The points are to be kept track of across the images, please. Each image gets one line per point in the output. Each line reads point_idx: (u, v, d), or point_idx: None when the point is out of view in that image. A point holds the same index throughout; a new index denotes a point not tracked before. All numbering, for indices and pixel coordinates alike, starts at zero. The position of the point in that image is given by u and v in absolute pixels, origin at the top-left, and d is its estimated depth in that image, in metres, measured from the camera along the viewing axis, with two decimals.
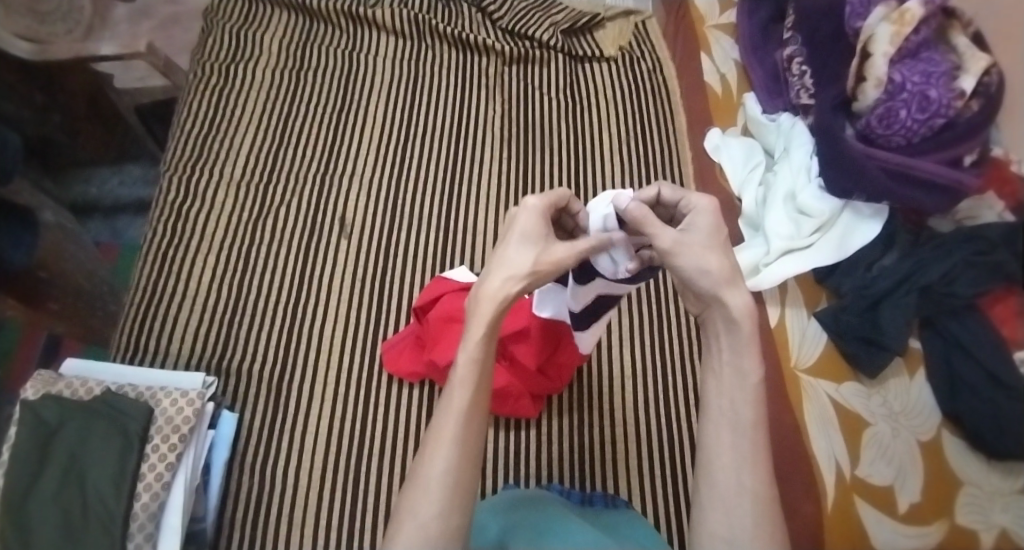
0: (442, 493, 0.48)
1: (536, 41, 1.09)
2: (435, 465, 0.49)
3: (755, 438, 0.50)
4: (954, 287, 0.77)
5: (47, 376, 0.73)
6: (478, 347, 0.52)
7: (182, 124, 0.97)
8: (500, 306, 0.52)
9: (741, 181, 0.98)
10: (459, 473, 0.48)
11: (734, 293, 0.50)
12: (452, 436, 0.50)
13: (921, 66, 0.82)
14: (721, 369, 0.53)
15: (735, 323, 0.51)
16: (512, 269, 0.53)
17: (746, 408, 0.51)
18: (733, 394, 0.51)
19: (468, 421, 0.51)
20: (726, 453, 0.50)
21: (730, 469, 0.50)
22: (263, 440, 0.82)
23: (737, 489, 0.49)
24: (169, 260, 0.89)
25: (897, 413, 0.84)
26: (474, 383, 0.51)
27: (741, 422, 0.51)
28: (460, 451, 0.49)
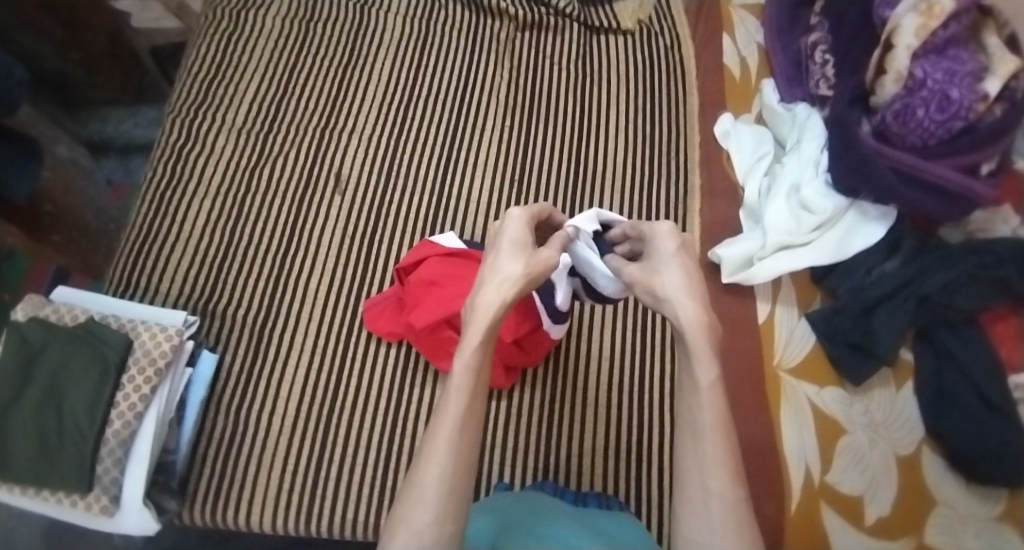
0: (440, 496, 0.49)
1: (553, 8, 1.06)
2: (430, 471, 0.50)
3: (717, 443, 0.52)
4: (954, 302, 0.81)
5: (39, 299, 0.76)
6: (474, 353, 0.54)
7: (190, 67, 0.98)
8: (495, 310, 0.55)
9: (746, 170, 0.94)
10: (455, 478, 0.50)
11: (684, 307, 0.55)
12: (447, 441, 0.51)
13: (945, 64, 0.77)
14: (684, 380, 0.55)
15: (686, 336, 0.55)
16: (503, 274, 0.56)
17: (704, 413, 0.53)
18: (694, 403, 0.54)
19: (464, 423, 0.53)
20: (690, 458, 0.53)
21: (698, 474, 0.52)
22: (241, 384, 0.85)
23: (704, 493, 0.51)
24: (166, 201, 0.91)
25: (878, 423, 0.84)
26: (470, 388, 0.53)
27: (701, 428, 0.53)
28: (455, 458, 0.51)
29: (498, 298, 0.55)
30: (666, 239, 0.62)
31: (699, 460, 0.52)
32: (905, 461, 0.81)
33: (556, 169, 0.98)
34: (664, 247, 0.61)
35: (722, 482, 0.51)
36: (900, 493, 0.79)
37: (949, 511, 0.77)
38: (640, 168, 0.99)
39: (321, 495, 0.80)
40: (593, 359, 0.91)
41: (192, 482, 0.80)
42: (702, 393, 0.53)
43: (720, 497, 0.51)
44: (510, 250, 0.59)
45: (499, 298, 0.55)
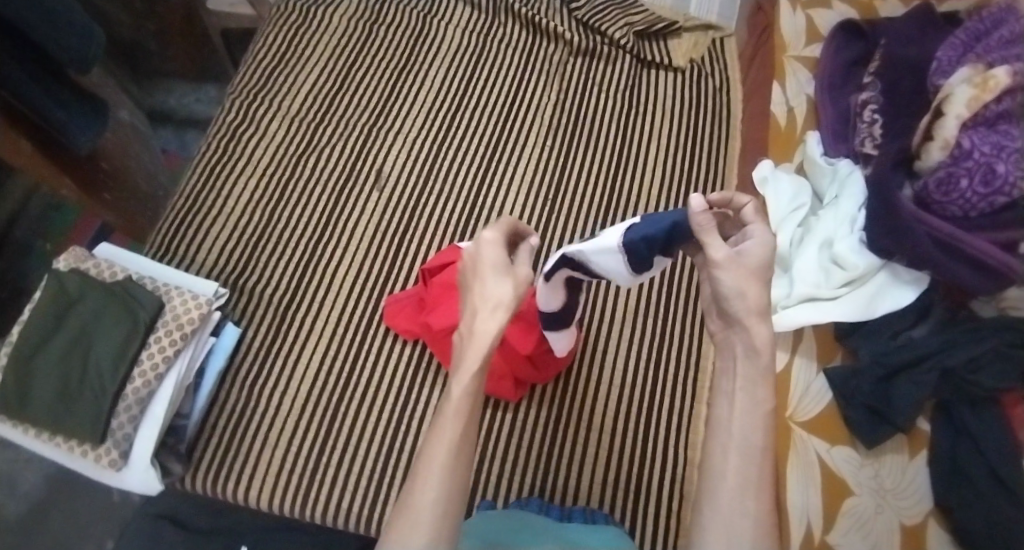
0: (433, 521, 0.46)
1: (607, 37, 1.08)
2: (425, 493, 0.47)
3: (763, 465, 0.47)
4: (980, 378, 0.79)
5: (80, 252, 0.79)
6: (472, 382, 0.50)
7: (255, 53, 1.02)
8: (491, 341, 0.51)
9: (781, 219, 0.93)
10: (450, 500, 0.47)
11: (761, 324, 0.49)
12: (439, 467, 0.47)
13: (994, 137, 0.77)
14: (729, 393, 0.50)
15: (757, 351, 0.49)
16: (490, 302, 0.52)
17: (756, 433, 0.48)
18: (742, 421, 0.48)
19: (460, 446, 0.49)
20: (730, 476, 0.47)
21: (735, 493, 0.46)
22: (259, 360, 0.87)
23: (743, 513, 0.45)
24: (215, 176, 0.95)
25: (886, 489, 0.83)
26: (467, 414, 0.50)
27: (751, 447, 0.47)
28: (450, 481, 0.47)
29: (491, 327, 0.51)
30: (758, 246, 0.51)
31: (741, 481, 0.46)
32: (910, 530, 0.80)
33: (593, 194, 0.99)
34: (750, 252, 0.51)
35: (760, 506, 0.46)
36: None
37: None
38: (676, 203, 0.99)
39: (320, 479, 0.82)
40: (604, 384, 0.92)
41: (199, 448, 0.82)
42: (756, 413, 0.48)
43: (756, 521, 0.45)
44: (493, 272, 0.54)
45: (494, 326, 0.51)
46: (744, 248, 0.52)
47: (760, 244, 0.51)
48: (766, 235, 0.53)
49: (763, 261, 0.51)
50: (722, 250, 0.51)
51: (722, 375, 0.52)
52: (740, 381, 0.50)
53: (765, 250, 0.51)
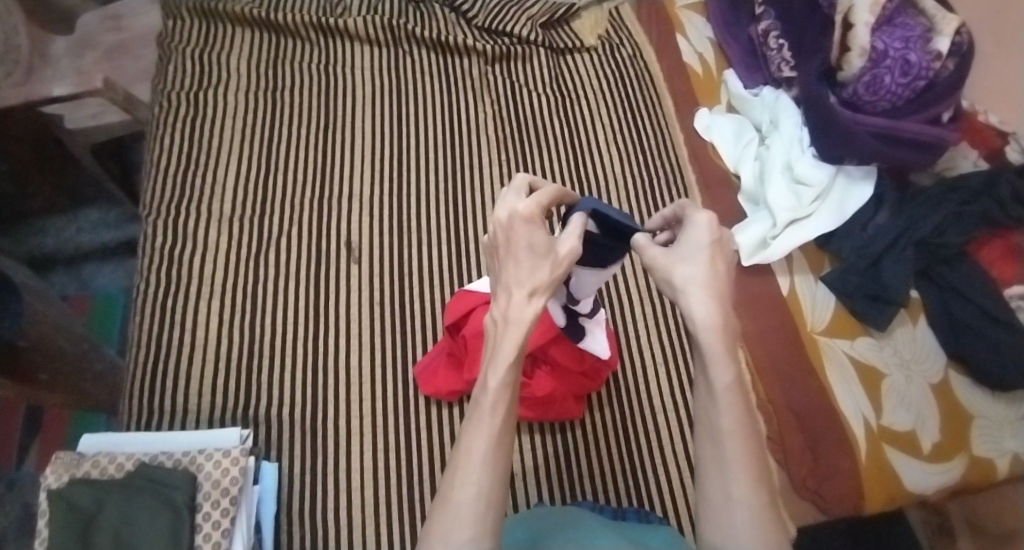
0: (477, 516, 0.42)
1: (514, 37, 1.08)
2: (467, 488, 0.43)
3: (740, 444, 0.44)
4: (945, 239, 0.88)
5: (68, 457, 0.68)
6: (510, 370, 0.46)
7: (157, 163, 0.91)
8: (527, 327, 0.47)
9: (736, 157, 1.00)
10: (490, 494, 0.43)
11: (699, 304, 0.46)
12: (480, 457, 0.44)
13: (899, 32, 0.88)
14: (698, 375, 0.47)
15: (702, 328, 0.46)
16: (529, 283, 0.48)
17: (724, 413, 0.45)
18: (709, 403, 0.46)
19: (501, 440, 0.45)
20: (712, 463, 0.45)
21: (719, 482, 0.44)
22: (307, 485, 0.78)
23: (728, 502, 0.43)
24: (169, 310, 0.84)
25: (908, 360, 0.91)
26: (505, 404, 0.46)
27: (721, 430, 0.45)
28: (492, 471, 0.44)
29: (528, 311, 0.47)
30: (699, 232, 0.49)
31: (720, 465, 0.44)
32: (939, 388, 0.88)
33: None
34: (689, 241, 0.49)
35: (746, 489, 0.43)
36: (943, 419, 0.86)
37: (987, 422, 0.86)
38: (637, 175, 1.03)
39: None
40: (642, 363, 0.91)
41: None
42: (720, 391, 0.45)
43: (748, 508, 0.42)
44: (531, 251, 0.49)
45: (529, 310, 0.47)
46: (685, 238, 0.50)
47: (694, 227, 0.49)
48: (704, 219, 0.49)
49: (703, 247, 0.48)
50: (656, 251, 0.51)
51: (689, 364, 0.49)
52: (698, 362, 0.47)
53: (704, 234, 0.48)
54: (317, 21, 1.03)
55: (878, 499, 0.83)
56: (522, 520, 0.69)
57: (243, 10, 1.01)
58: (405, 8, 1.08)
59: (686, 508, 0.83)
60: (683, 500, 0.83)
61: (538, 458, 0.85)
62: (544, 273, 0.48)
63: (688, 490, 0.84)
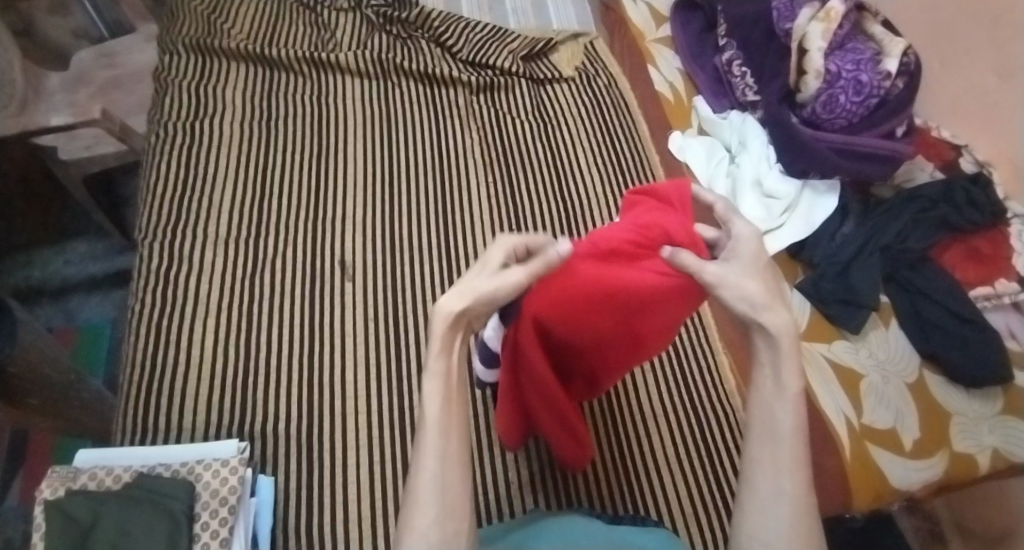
0: (436, 498, 0.48)
1: (498, 69, 1.16)
2: (423, 475, 0.49)
3: (797, 447, 0.51)
4: (908, 244, 0.92)
5: (64, 471, 0.68)
6: (439, 361, 0.49)
7: (153, 189, 0.94)
8: (450, 325, 0.48)
9: (710, 174, 1.06)
10: (446, 479, 0.49)
11: (775, 318, 0.50)
12: (434, 452, 0.49)
13: (850, 55, 0.96)
14: (759, 377, 0.53)
15: (777, 345, 0.51)
16: (466, 287, 0.48)
17: (787, 418, 0.51)
18: (775, 406, 0.51)
19: (446, 427, 0.50)
20: (767, 462, 0.51)
21: (772, 476, 0.51)
22: (303, 499, 0.77)
23: (777, 496, 0.50)
24: (163, 329, 0.85)
25: (883, 360, 0.91)
26: (446, 395, 0.50)
27: (782, 432, 0.51)
28: (443, 463, 0.49)
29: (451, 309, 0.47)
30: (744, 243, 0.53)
31: (774, 463, 0.51)
32: (915, 386, 0.89)
33: (547, 209, 1.04)
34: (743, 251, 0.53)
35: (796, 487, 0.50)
36: (921, 416, 0.86)
37: (963, 417, 0.86)
38: (618, 192, 1.07)
39: None
40: (629, 374, 0.93)
41: None
42: (786, 399, 0.51)
43: (791, 504, 0.50)
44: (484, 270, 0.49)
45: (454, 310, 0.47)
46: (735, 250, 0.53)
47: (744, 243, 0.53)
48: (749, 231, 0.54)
49: (755, 260, 0.52)
50: (717, 267, 0.50)
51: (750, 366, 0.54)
52: (768, 367, 0.52)
53: (754, 245, 0.53)
54: (309, 56, 1.09)
55: (865, 495, 0.82)
56: (520, 523, 0.67)
57: (239, 46, 1.07)
58: (394, 44, 1.16)
59: (682, 511, 0.84)
60: (677, 504, 0.84)
61: (534, 467, 0.85)
62: (475, 290, 0.48)
63: (682, 492, 0.85)
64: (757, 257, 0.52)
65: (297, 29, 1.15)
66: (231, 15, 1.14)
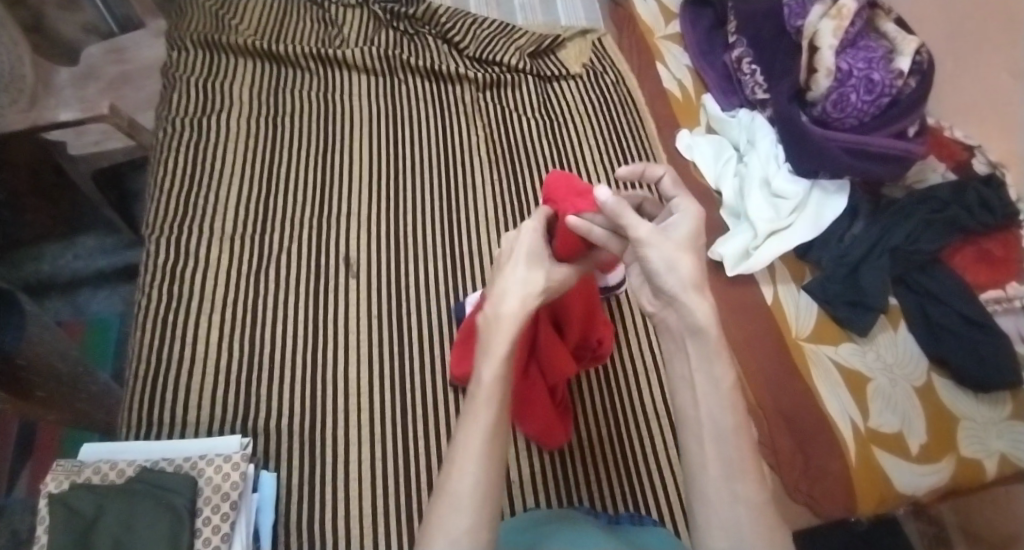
0: (474, 506, 0.44)
1: (504, 66, 1.15)
2: (463, 482, 0.45)
3: (739, 443, 0.45)
4: (918, 246, 0.91)
5: (69, 465, 0.69)
6: (504, 364, 0.49)
7: (161, 185, 0.95)
8: (514, 333, 0.51)
9: (717, 174, 1.06)
10: (490, 484, 0.45)
11: (697, 300, 0.47)
12: (477, 455, 0.46)
13: (862, 54, 0.95)
14: (688, 373, 0.48)
15: (700, 330, 0.47)
16: (523, 290, 0.53)
17: (724, 412, 0.46)
18: (709, 400, 0.46)
19: (494, 433, 0.47)
20: (711, 461, 0.45)
21: (722, 479, 0.45)
22: (305, 495, 0.78)
23: (731, 497, 0.44)
24: (169, 325, 0.85)
25: (891, 364, 0.90)
26: (498, 399, 0.48)
27: (721, 428, 0.46)
28: (487, 466, 0.46)
29: (514, 312, 0.51)
30: (684, 219, 0.50)
31: (726, 465, 0.45)
32: (923, 390, 0.87)
33: None
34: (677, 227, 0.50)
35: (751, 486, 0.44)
36: (929, 420, 0.85)
37: (972, 422, 0.85)
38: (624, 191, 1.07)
39: None
40: (633, 376, 0.92)
41: None
42: (720, 391, 0.46)
43: (752, 507, 0.44)
44: (525, 260, 0.55)
45: (521, 309, 0.52)
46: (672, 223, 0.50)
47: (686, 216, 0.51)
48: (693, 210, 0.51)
49: (688, 237, 0.49)
50: (645, 227, 0.49)
51: (676, 359, 0.49)
52: (694, 358, 0.48)
53: (692, 224, 0.50)
54: (316, 52, 1.09)
55: (871, 500, 0.81)
56: (527, 520, 0.68)
57: (245, 42, 1.07)
58: (401, 41, 1.15)
59: (682, 513, 0.83)
60: (678, 506, 0.84)
61: (537, 466, 0.85)
62: (531, 282, 0.53)
63: (683, 494, 0.84)
64: (693, 232, 0.50)
65: (304, 25, 1.15)
66: (238, 11, 1.15)
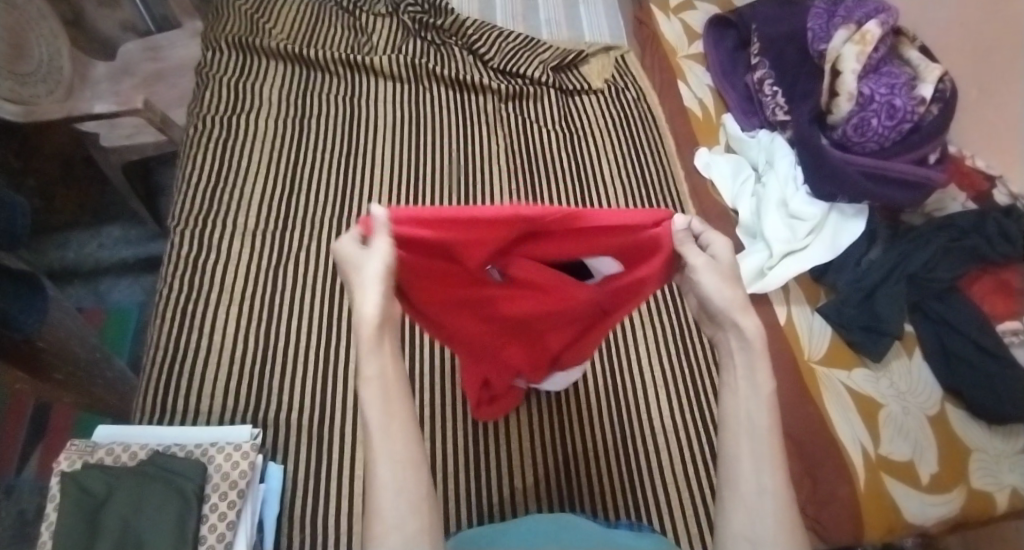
0: (400, 507, 0.43)
1: (527, 78, 1.17)
2: (381, 482, 0.43)
3: (775, 445, 0.47)
4: (936, 273, 0.90)
5: (82, 445, 0.71)
6: (381, 359, 0.45)
7: (188, 179, 0.98)
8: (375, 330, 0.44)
9: (734, 194, 1.06)
10: (412, 484, 0.43)
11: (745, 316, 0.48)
12: (384, 456, 0.44)
13: (885, 79, 0.95)
14: (731, 380, 0.50)
15: (748, 341, 0.48)
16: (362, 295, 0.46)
17: (763, 415, 0.47)
18: (751, 405, 0.48)
19: (401, 423, 0.45)
20: (746, 459, 0.47)
21: (752, 475, 0.47)
22: (309, 490, 0.78)
23: (760, 493, 0.46)
24: (187, 315, 0.87)
25: (904, 392, 0.88)
26: (396, 388, 0.45)
27: (759, 429, 0.47)
28: (400, 465, 0.44)
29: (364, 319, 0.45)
30: (722, 250, 0.49)
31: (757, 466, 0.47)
32: (936, 419, 0.86)
33: None
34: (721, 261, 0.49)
35: (778, 482, 0.46)
36: (941, 450, 0.84)
37: (985, 455, 0.83)
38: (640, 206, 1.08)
39: None
40: (641, 390, 0.92)
41: None
42: (761, 396, 0.48)
43: (779, 504, 0.46)
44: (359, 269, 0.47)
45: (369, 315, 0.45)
46: (713, 254, 0.50)
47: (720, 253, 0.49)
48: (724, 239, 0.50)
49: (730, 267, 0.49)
50: (700, 256, 0.49)
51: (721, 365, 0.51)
52: (741, 367, 0.49)
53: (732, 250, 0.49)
54: (344, 57, 1.11)
55: (880, 529, 0.79)
56: (515, 525, 0.68)
57: (277, 45, 1.11)
58: (427, 50, 1.18)
59: (686, 529, 0.82)
60: (681, 521, 0.83)
61: (538, 472, 0.85)
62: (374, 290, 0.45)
63: (687, 511, 0.83)
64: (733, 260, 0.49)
65: (335, 31, 1.18)
66: (272, 15, 1.18)
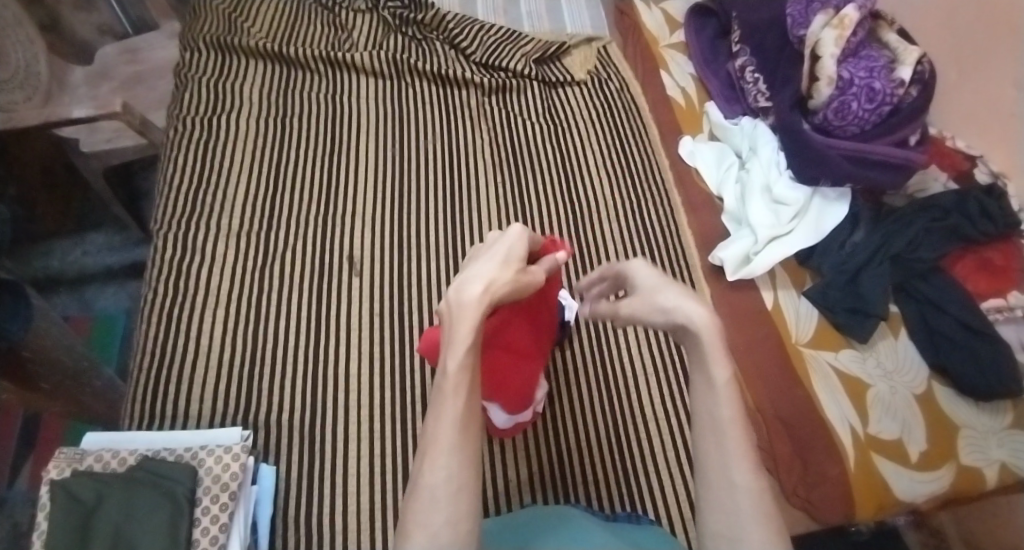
0: (449, 499, 0.44)
1: (510, 71, 1.17)
2: (435, 475, 0.44)
3: (739, 435, 0.47)
4: (919, 254, 0.91)
5: (71, 452, 0.70)
6: (468, 352, 0.47)
7: (170, 182, 0.97)
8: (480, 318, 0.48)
9: (718, 181, 1.07)
10: (462, 478, 0.44)
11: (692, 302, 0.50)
12: (447, 446, 0.45)
13: (864, 63, 0.96)
14: (694, 378, 0.51)
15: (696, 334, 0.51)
16: (486, 276, 0.50)
17: (723, 405, 0.48)
18: (710, 398, 0.49)
19: (466, 423, 0.46)
20: (713, 452, 0.48)
21: (721, 468, 0.47)
22: (303, 490, 0.78)
23: (731, 486, 0.46)
24: (174, 319, 0.86)
25: (891, 371, 0.89)
26: (468, 387, 0.47)
27: (721, 420, 0.48)
28: (461, 458, 0.45)
29: (474, 297, 0.49)
30: (646, 271, 0.58)
31: (722, 456, 0.47)
32: (924, 397, 0.87)
33: (553, 210, 1.05)
34: (649, 281, 0.57)
35: (746, 473, 0.46)
36: (929, 427, 0.85)
37: (973, 432, 0.84)
38: (625, 197, 1.08)
39: None
40: (633, 379, 0.92)
41: None
42: (719, 387, 0.49)
43: (750, 494, 0.46)
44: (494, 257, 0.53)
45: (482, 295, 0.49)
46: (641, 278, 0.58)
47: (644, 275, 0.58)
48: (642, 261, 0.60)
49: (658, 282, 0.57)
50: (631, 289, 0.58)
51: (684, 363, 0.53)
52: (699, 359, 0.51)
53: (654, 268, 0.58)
54: (325, 55, 1.11)
55: (869, 507, 0.81)
56: (511, 519, 0.68)
57: (256, 44, 1.10)
58: (409, 45, 1.17)
59: (680, 515, 0.83)
60: (676, 508, 0.84)
61: (533, 465, 0.85)
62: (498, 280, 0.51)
63: (682, 498, 0.84)
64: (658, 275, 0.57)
65: (314, 29, 1.17)
66: (250, 14, 1.17)
